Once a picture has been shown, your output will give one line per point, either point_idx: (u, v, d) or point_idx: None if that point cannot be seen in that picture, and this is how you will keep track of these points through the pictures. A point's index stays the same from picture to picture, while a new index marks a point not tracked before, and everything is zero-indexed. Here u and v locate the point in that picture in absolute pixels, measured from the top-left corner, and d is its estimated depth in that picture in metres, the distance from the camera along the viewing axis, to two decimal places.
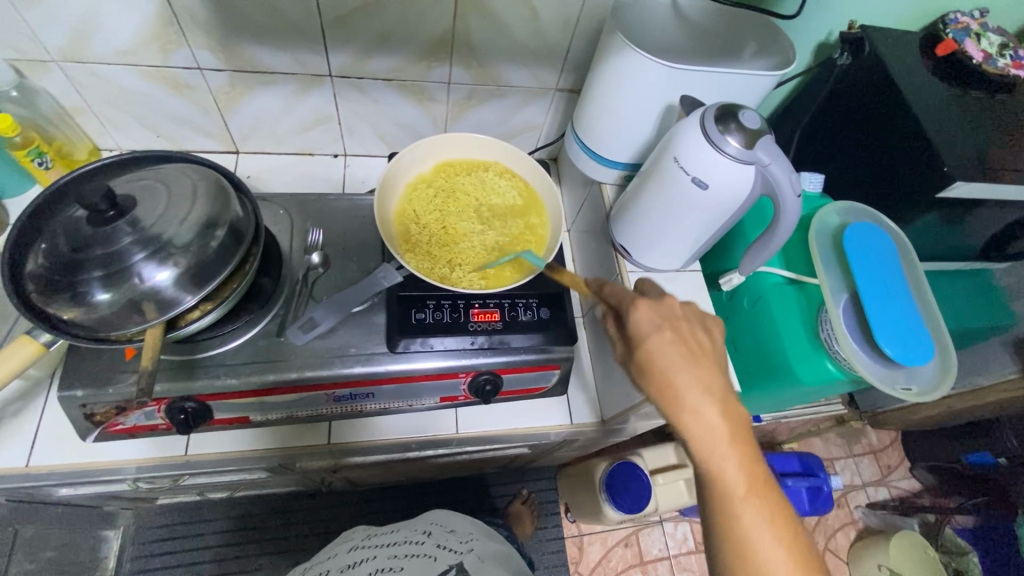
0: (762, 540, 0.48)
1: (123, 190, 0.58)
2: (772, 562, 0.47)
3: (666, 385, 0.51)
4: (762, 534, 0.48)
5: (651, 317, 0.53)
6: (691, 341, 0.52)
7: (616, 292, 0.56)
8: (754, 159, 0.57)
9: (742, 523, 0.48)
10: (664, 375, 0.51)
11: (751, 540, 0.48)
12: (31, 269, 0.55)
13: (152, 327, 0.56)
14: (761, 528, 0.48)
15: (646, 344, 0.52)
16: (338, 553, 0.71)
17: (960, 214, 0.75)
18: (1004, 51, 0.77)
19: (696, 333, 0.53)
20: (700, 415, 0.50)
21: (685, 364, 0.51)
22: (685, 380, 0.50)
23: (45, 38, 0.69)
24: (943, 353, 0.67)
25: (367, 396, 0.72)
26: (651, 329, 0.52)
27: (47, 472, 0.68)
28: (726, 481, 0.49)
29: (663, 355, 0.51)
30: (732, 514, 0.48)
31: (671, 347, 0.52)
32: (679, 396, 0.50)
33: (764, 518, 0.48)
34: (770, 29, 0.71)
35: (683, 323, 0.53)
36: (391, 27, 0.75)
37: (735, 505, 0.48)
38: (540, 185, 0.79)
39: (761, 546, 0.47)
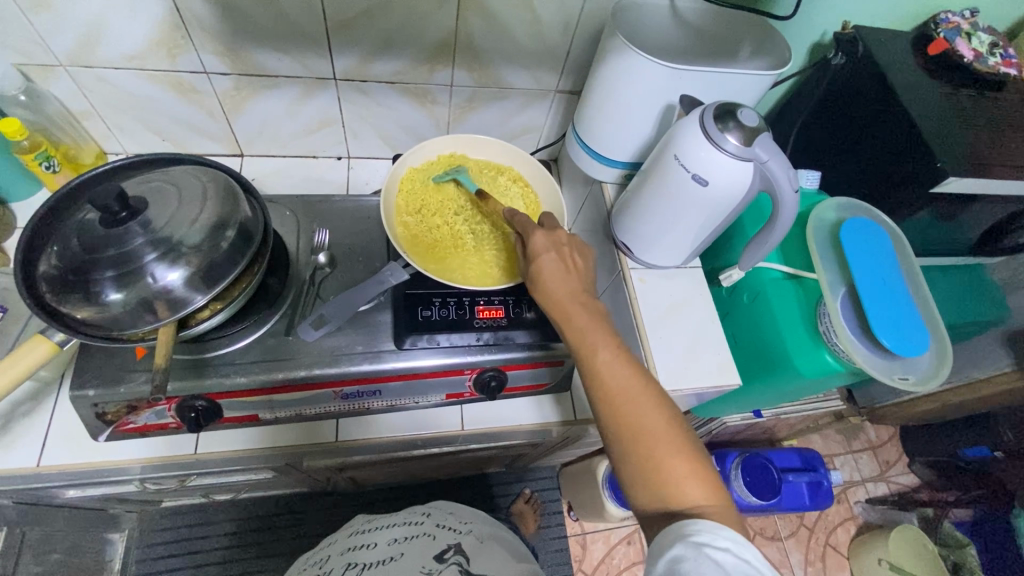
0: (633, 407, 0.54)
1: (134, 191, 0.59)
2: (644, 422, 0.53)
3: (548, 294, 0.62)
4: (632, 400, 0.54)
5: (544, 241, 0.65)
6: (569, 260, 0.64)
7: (523, 222, 0.67)
8: (751, 156, 0.58)
9: (613, 391, 0.55)
10: (545, 286, 0.62)
11: (624, 406, 0.54)
12: (44, 270, 0.56)
13: (164, 326, 0.57)
14: (628, 393, 0.54)
15: (535, 262, 0.63)
16: (338, 539, 0.73)
17: (954, 209, 0.76)
18: (994, 50, 0.79)
19: (575, 255, 0.65)
20: (572, 310, 0.60)
21: (561, 276, 0.62)
22: (559, 287, 0.62)
23: (53, 43, 0.70)
24: (938, 344, 0.68)
25: (374, 394, 0.73)
26: (541, 250, 0.64)
27: (58, 472, 0.68)
28: (597, 359, 0.57)
29: (546, 270, 0.63)
30: (605, 388, 0.55)
31: (553, 265, 0.63)
32: (555, 298, 0.62)
33: (633, 385, 0.55)
34: (766, 30, 0.73)
35: (565, 246, 0.65)
36: (394, 31, 0.76)
37: (606, 379, 0.56)
38: (504, 154, 0.83)
39: (630, 409, 0.54)
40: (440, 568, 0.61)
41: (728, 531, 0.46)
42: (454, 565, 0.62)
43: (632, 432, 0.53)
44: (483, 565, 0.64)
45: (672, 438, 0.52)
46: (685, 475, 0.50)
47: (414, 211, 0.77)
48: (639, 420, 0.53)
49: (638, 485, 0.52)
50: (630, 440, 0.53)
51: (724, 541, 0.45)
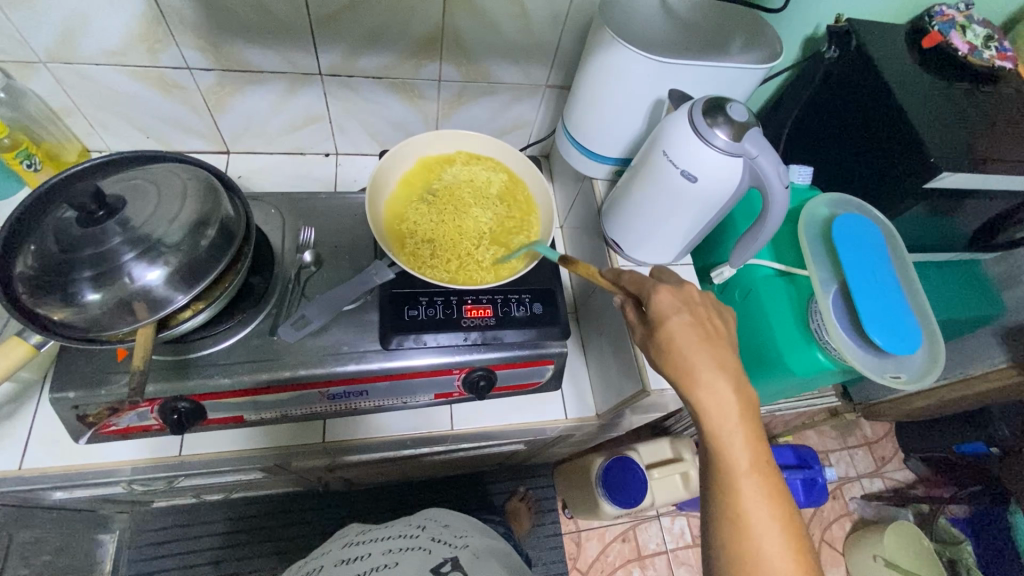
0: (764, 533, 0.49)
1: (112, 190, 0.58)
2: (770, 551, 0.48)
3: (685, 367, 0.53)
4: (762, 523, 0.49)
5: (672, 301, 0.55)
6: (707, 329, 0.54)
7: (635, 279, 0.57)
8: (741, 151, 0.57)
9: (745, 510, 0.49)
10: (682, 357, 0.53)
11: (753, 528, 0.49)
12: (20, 271, 0.55)
13: (143, 327, 0.55)
14: (760, 513, 0.49)
15: (670, 328, 0.53)
16: (332, 549, 0.71)
17: (949, 205, 0.75)
18: (989, 43, 0.78)
19: (714, 320, 0.55)
20: (713, 395, 0.52)
21: (701, 349, 0.53)
22: (698, 361, 0.52)
23: (31, 39, 0.69)
24: (930, 342, 0.68)
25: (361, 394, 0.72)
26: (670, 311, 0.54)
27: (40, 474, 0.67)
28: (732, 464, 0.51)
29: (682, 340, 0.53)
30: (735, 502, 0.50)
31: (691, 333, 0.54)
32: (694, 373, 0.52)
33: (765, 503, 0.50)
34: (757, 23, 0.72)
35: (702, 311, 0.55)
36: (380, 25, 0.75)
37: (740, 493, 0.50)
38: (475, 142, 0.81)
39: (760, 534, 0.49)
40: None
41: None
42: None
43: (755, 561, 0.48)
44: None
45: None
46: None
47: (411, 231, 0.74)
48: (766, 552, 0.48)
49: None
50: (752, 569, 0.48)
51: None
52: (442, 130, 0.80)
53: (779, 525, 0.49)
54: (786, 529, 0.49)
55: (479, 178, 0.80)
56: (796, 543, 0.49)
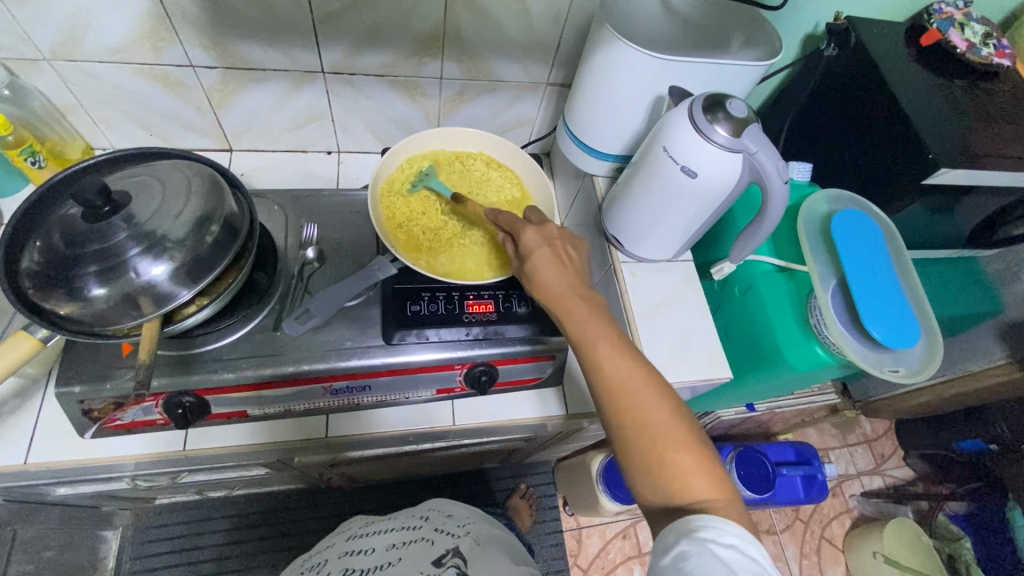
0: (636, 400, 0.53)
1: (118, 186, 0.58)
2: (645, 411, 0.52)
3: (544, 288, 0.61)
4: (631, 390, 0.53)
5: (535, 237, 0.63)
6: (562, 253, 0.63)
7: (509, 220, 0.66)
8: (740, 147, 0.58)
9: (614, 384, 0.54)
10: (542, 281, 0.61)
11: (625, 398, 0.53)
12: (26, 266, 0.55)
13: (148, 321, 0.56)
14: (629, 382, 0.54)
15: (529, 258, 0.62)
16: (336, 543, 0.72)
17: (948, 202, 0.76)
18: (988, 41, 0.79)
19: (568, 250, 0.64)
20: (571, 303, 0.59)
21: (556, 268, 0.61)
22: (554, 279, 0.60)
23: (36, 36, 0.69)
24: (929, 336, 0.68)
25: (364, 389, 0.72)
26: (533, 246, 0.63)
27: (46, 469, 0.68)
28: (597, 351, 0.56)
29: (541, 265, 0.61)
30: (606, 380, 0.54)
31: (547, 260, 0.62)
32: (553, 292, 0.60)
33: (633, 377, 0.54)
34: (757, 20, 0.72)
35: (556, 242, 0.64)
36: (382, 23, 0.75)
37: (607, 372, 0.55)
38: (484, 143, 0.82)
39: (631, 401, 0.53)
40: (438, 572, 0.59)
41: (734, 527, 0.45)
42: (453, 568, 0.60)
43: (634, 427, 0.52)
44: (483, 572, 0.62)
45: (677, 433, 0.51)
46: (686, 462, 0.50)
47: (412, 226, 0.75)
48: (640, 414, 0.52)
49: (640, 474, 0.51)
50: (633, 433, 0.52)
51: (731, 538, 0.44)
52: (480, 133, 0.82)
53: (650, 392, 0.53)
54: (656, 393, 0.53)
55: (492, 181, 0.80)
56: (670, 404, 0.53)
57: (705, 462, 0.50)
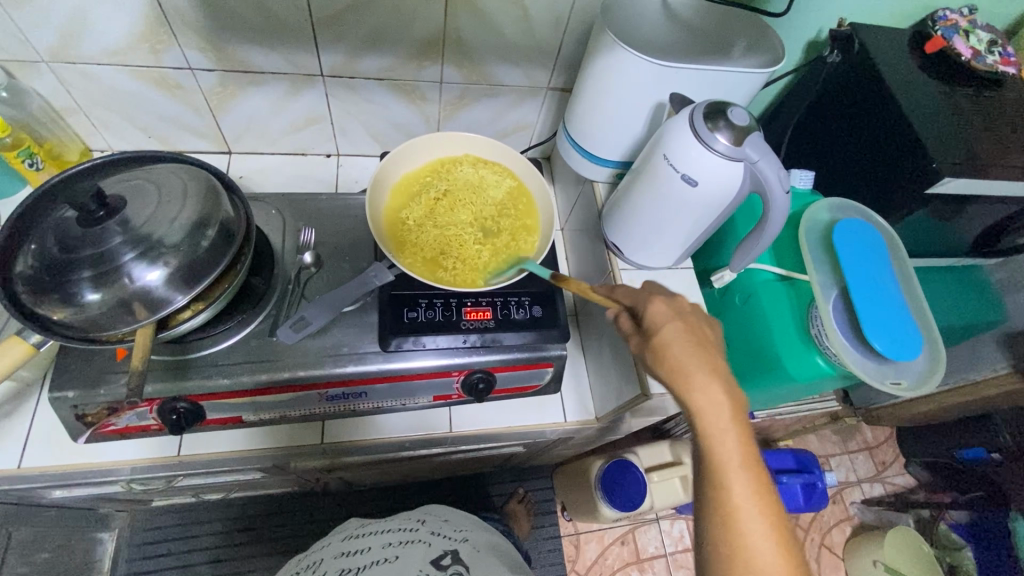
0: (753, 536, 0.46)
1: (113, 190, 0.58)
2: (759, 547, 0.46)
3: (675, 365, 0.53)
4: (751, 523, 0.46)
5: (665, 310, 0.56)
6: (699, 335, 0.55)
7: (630, 292, 0.59)
8: (742, 156, 0.57)
9: (733, 508, 0.47)
10: (672, 359, 0.53)
11: (740, 527, 0.46)
12: (20, 270, 0.55)
13: (142, 328, 0.55)
14: (747, 506, 0.47)
15: (658, 333, 0.54)
16: (331, 543, 0.71)
17: (952, 211, 0.75)
18: (993, 49, 0.77)
19: (706, 331, 0.56)
20: (705, 397, 0.51)
21: (693, 352, 0.53)
22: (685, 365, 0.52)
23: (34, 38, 0.69)
24: (932, 347, 0.67)
25: (360, 395, 0.72)
26: (663, 321, 0.55)
27: (39, 473, 0.68)
28: (723, 462, 0.49)
29: (672, 346, 0.53)
30: (723, 501, 0.47)
31: (680, 337, 0.54)
32: (685, 371, 0.52)
33: (757, 506, 0.47)
34: (759, 27, 0.72)
35: (693, 320, 0.56)
36: (382, 27, 0.75)
37: (727, 491, 0.48)
38: (445, 142, 0.80)
39: (747, 532, 0.46)
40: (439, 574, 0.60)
41: None
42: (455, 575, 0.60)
43: (742, 567, 0.45)
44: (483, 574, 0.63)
45: None
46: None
47: (437, 249, 0.73)
48: (756, 555, 0.45)
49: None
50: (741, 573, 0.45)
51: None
52: (471, 136, 0.81)
53: (771, 529, 0.46)
54: (778, 533, 0.46)
55: (492, 182, 0.80)
56: (789, 550, 0.46)
57: None
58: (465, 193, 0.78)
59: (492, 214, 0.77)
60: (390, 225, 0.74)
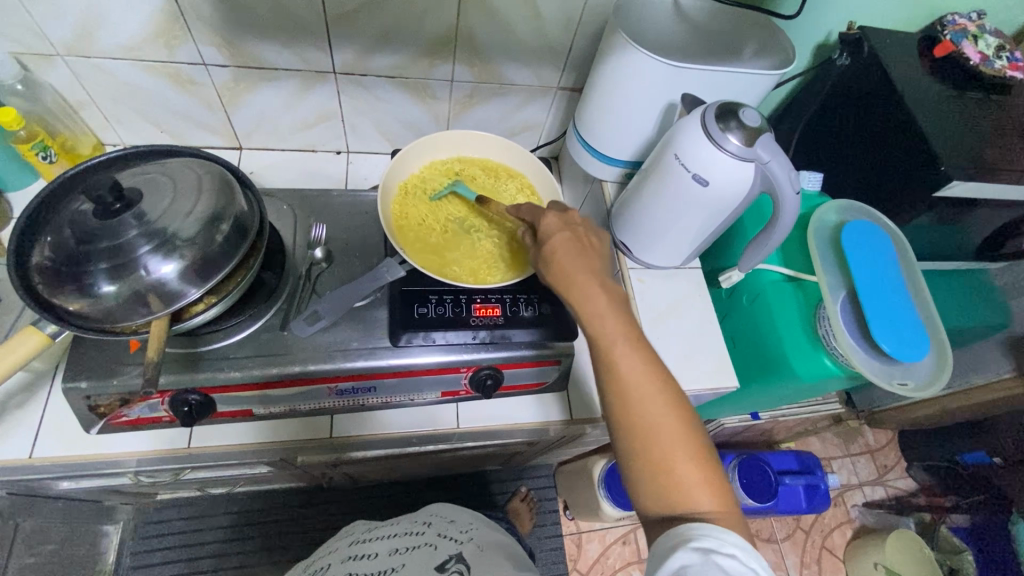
0: (647, 404, 0.50)
1: (129, 183, 0.58)
2: (654, 414, 0.49)
3: (562, 273, 0.57)
4: (642, 393, 0.50)
5: (556, 221, 0.61)
6: (584, 239, 0.59)
7: (531, 210, 0.65)
8: (753, 156, 0.58)
9: (625, 384, 0.51)
10: (560, 266, 0.57)
11: (635, 398, 0.50)
12: (36, 261, 0.56)
13: (158, 319, 0.56)
14: (639, 380, 0.51)
15: (549, 243, 0.59)
16: (339, 548, 0.71)
17: (958, 213, 0.75)
18: (1001, 53, 0.78)
19: (592, 237, 0.60)
20: (587, 293, 0.55)
21: (577, 257, 0.58)
22: (574, 269, 0.57)
23: (50, 32, 0.69)
24: (938, 349, 0.68)
25: (368, 390, 0.72)
26: (554, 230, 0.60)
27: (49, 463, 0.68)
28: (612, 348, 0.52)
29: (559, 250, 0.58)
30: (615, 380, 0.51)
31: (567, 244, 0.59)
32: (571, 278, 0.56)
33: (645, 378, 0.51)
34: (770, 28, 0.72)
35: (579, 227, 0.61)
36: (394, 25, 0.75)
37: (619, 371, 0.51)
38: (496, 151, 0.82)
39: (640, 402, 0.50)
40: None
41: (734, 537, 0.44)
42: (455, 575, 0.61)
43: (641, 432, 0.49)
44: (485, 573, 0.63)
45: (686, 442, 0.49)
46: (693, 475, 0.48)
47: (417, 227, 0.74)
48: (651, 419, 0.49)
49: (644, 484, 0.49)
50: (640, 438, 0.49)
51: (730, 549, 0.44)
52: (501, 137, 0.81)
53: (662, 397, 0.50)
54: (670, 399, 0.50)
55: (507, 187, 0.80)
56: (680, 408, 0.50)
57: (711, 472, 0.48)
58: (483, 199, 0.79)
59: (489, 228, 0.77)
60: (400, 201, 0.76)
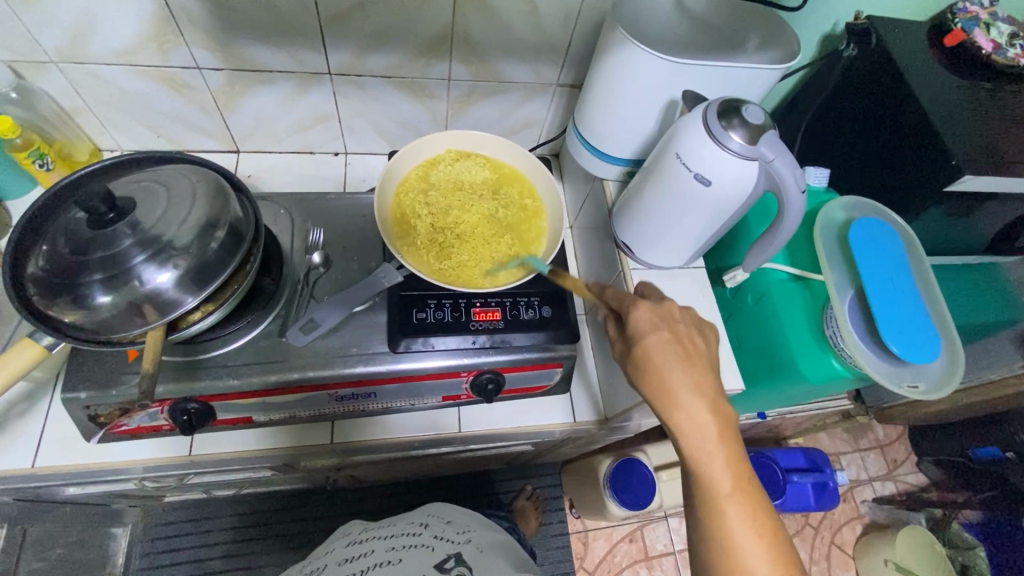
0: (742, 538, 0.52)
1: (122, 191, 0.58)
2: (751, 552, 0.52)
3: (657, 377, 0.56)
4: (743, 540, 0.52)
5: (650, 319, 0.59)
6: (684, 343, 0.58)
7: (618, 294, 0.62)
8: (757, 155, 0.56)
9: (722, 516, 0.53)
10: (657, 375, 0.56)
11: (737, 545, 0.52)
12: (32, 272, 0.55)
13: (153, 330, 0.55)
14: (740, 518, 0.53)
15: (643, 345, 0.58)
16: (335, 548, 0.71)
17: (969, 208, 0.74)
18: (1013, 41, 0.75)
19: (694, 337, 0.59)
20: (691, 413, 0.55)
21: (678, 367, 0.56)
22: (674, 381, 0.56)
23: (42, 39, 0.69)
24: (950, 348, 0.66)
25: (369, 396, 0.72)
26: (648, 328, 0.58)
27: (51, 473, 0.68)
28: (714, 477, 0.54)
29: (658, 356, 0.57)
30: (713, 507, 0.54)
31: (665, 347, 0.57)
32: (670, 389, 0.56)
33: (747, 518, 0.53)
34: (773, 20, 0.70)
35: (678, 325, 0.59)
36: (389, 24, 0.74)
37: (718, 498, 0.53)
38: (406, 162, 0.77)
39: (741, 542, 0.52)
40: None
41: None
42: None
43: None
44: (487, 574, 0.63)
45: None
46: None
47: (467, 257, 0.72)
48: (747, 556, 0.52)
49: None
50: None
51: None
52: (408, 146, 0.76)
53: (756, 529, 0.53)
54: (767, 538, 0.53)
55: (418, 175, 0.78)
56: (781, 553, 0.52)
57: None
58: (456, 200, 0.76)
59: (495, 206, 0.76)
60: (417, 262, 0.70)
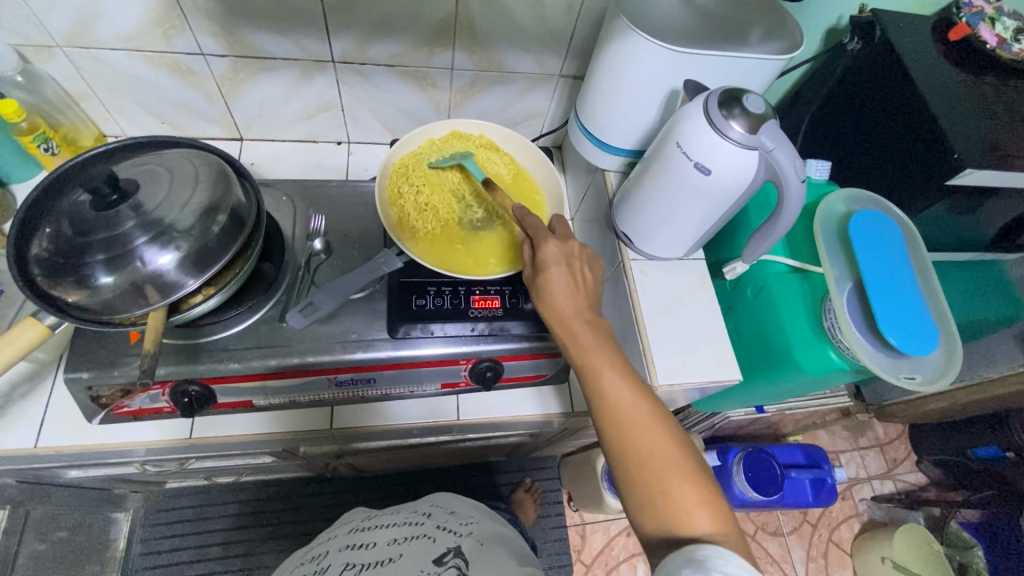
0: (635, 426, 0.54)
1: (126, 174, 0.58)
2: (643, 437, 0.53)
3: (549, 302, 0.62)
4: (635, 425, 0.54)
5: (555, 251, 0.63)
6: (575, 270, 0.63)
7: (529, 224, 0.66)
8: (757, 144, 0.56)
9: (613, 404, 0.55)
10: (551, 298, 0.62)
11: (631, 433, 0.54)
12: (36, 253, 0.56)
13: (153, 311, 0.56)
14: (631, 407, 0.55)
15: (543, 271, 0.62)
16: (337, 535, 0.71)
17: (972, 203, 0.73)
18: (1020, 36, 0.75)
19: (584, 268, 0.64)
20: (580, 328, 0.60)
21: (567, 290, 0.62)
22: (565, 299, 0.61)
23: (49, 24, 0.69)
24: (947, 341, 0.66)
25: (368, 381, 0.72)
26: (550, 257, 0.63)
27: (53, 452, 0.69)
28: (602, 377, 0.57)
29: (553, 281, 0.62)
30: (606, 401, 0.56)
31: (557, 271, 0.62)
32: (558, 308, 0.61)
33: (639, 407, 0.55)
34: (777, 11, 0.70)
35: (573, 254, 0.64)
36: (393, 13, 0.74)
37: (608, 393, 0.56)
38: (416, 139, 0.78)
39: (636, 437, 0.53)
40: (440, 572, 0.59)
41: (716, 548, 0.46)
42: (453, 570, 0.60)
43: (642, 463, 0.52)
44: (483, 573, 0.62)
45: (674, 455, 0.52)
46: (694, 499, 0.50)
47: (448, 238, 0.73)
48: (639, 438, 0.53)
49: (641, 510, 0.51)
50: (644, 467, 0.52)
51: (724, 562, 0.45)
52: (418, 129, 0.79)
53: (648, 418, 0.54)
54: (659, 423, 0.54)
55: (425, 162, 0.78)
56: (675, 438, 0.53)
57: (706, 493, 0.50)
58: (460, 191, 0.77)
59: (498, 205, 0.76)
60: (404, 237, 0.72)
